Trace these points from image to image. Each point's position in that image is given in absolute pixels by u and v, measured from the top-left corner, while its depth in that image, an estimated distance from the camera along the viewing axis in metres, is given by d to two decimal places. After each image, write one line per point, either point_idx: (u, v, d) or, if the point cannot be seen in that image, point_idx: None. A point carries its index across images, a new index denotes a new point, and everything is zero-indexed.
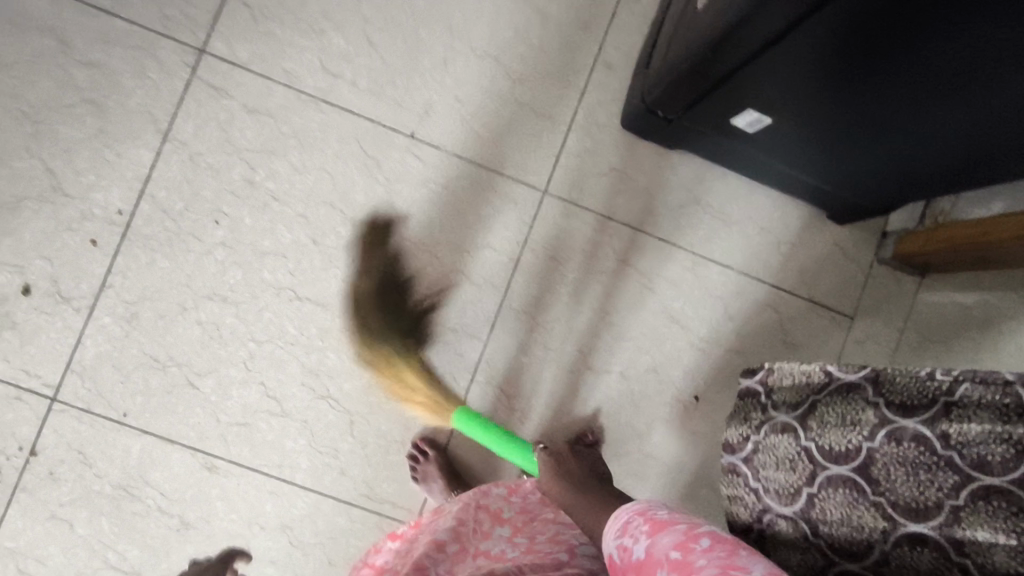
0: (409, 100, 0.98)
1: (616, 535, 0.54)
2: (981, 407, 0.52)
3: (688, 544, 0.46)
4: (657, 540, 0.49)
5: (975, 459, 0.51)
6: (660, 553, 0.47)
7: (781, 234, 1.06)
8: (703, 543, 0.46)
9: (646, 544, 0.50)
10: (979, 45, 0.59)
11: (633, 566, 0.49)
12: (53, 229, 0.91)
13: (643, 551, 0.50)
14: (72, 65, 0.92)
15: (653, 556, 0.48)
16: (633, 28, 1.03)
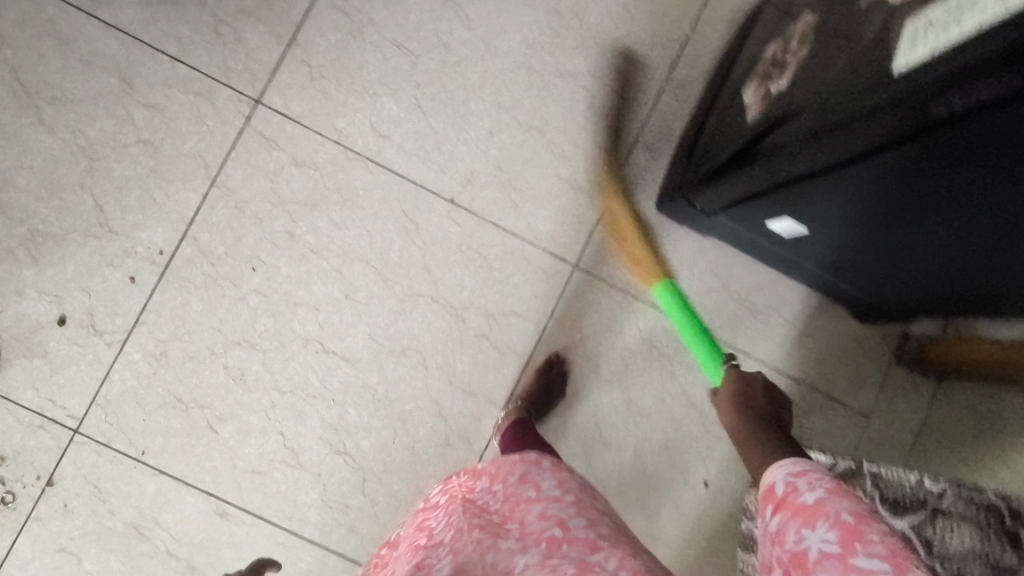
0: (453, 167, 1.00)
1: (789, 471, 0.54)
2: (963, 521, 0.71)
3: (861, 523, 0.47)
4: (835, 497, 0.49)
5: (954, 569, 0.70)
6: (830, 508, 0.49)
7: (805, 326, 1.06)
8: (881, 527, 0.47)
9: (818, 495, 0.50)
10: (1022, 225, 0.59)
11: (797, 505, 0.50)
12: (96, 263, 0.93)
13: (813, 498, 0.50)
14: (133, 107, 0.95)
15: (824, 510, 0.49)
16: (676, 112, 1.04)
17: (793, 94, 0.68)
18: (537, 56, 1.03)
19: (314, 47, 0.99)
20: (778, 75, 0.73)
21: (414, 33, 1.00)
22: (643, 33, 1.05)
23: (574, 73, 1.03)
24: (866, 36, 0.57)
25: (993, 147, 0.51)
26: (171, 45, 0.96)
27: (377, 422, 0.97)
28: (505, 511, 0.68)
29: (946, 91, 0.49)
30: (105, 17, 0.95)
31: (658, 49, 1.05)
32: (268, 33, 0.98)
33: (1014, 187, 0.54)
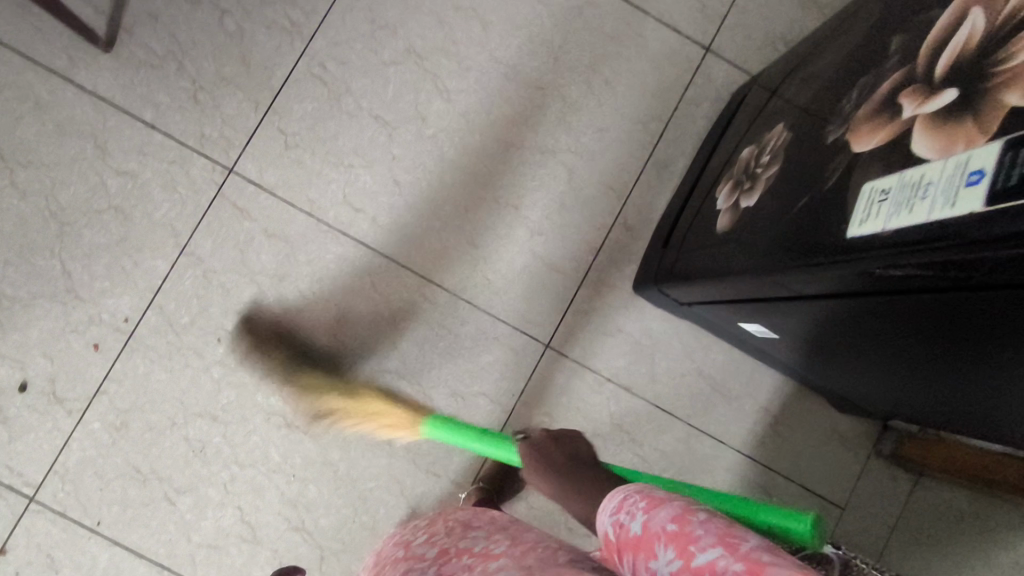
0: (427, 242, 0.99)
1: (610, 511, 0.56)
2: None
3: (685, 518, 0.50)
4: (653, 514, 0.51)
5: None
6: (657, 525, 0.50)
7: (781, 414, 1.03)
8: (700, 517, 0.50)
9: (642, 520, 0.52)
10: (1001, 368, 0.54)
11: (630, 542, 0.52)
12: (61, 329, 0.93)
13: (640, 525, 0.52)
14: (106, 174, 0.95)
15: (651, 531, 0.50)
16: (657, 193, 1.03)
17: (758, 218, 0.65)
18: (517, 132, 1.02)
19: (292, 116, 0.98)
20: (747, 191, 0.70)
21: (392, 104, 0.99)
22: (626, 111, 1.03)
23: (553, 148, 1.02)
24: (827, 179, 0.54)
25: (938, 307, 0.47)
26: (147, 110, 0.96)
27: (338, 499, 0.96)
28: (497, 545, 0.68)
29: (884, 263, 0.44)
30: (82, 81, 0.95)
31: (639, 127, 1.03)
32: (246, 101, 0.97)
33: (984, 338, 0.49)
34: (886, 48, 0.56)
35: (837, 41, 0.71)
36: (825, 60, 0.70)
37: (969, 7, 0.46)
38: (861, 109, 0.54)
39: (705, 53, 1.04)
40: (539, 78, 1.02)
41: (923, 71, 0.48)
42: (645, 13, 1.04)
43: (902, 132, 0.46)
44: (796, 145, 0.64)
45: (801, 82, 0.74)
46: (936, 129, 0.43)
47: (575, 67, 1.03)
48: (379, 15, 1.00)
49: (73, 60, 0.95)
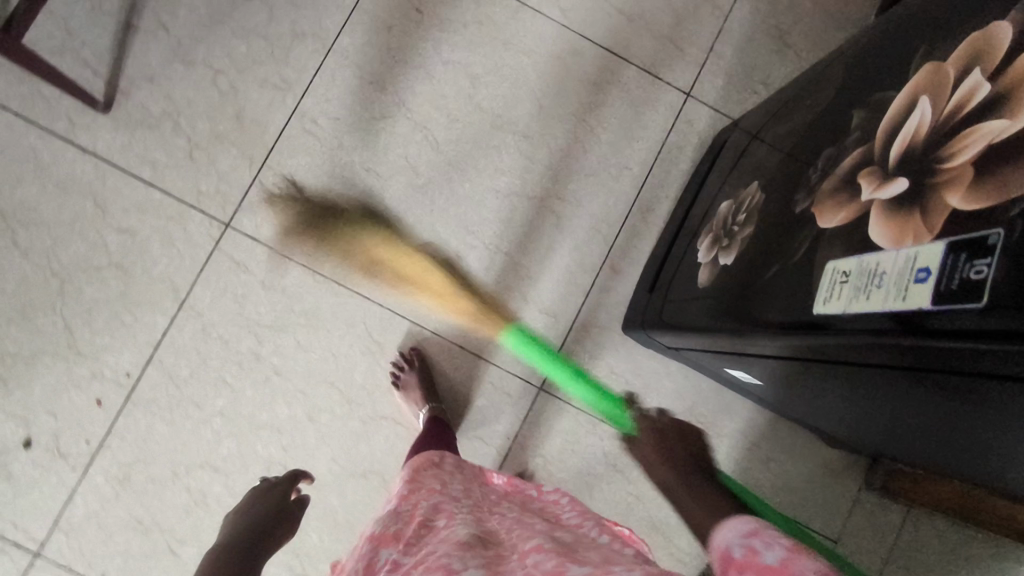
0: (420, 290, 1.02)
1: (741, 533, 0.53)
2: None
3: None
4: (798, 557, 0.46)
5: None
6: (797, 568, 0.45)
7: (771, 450, 1.05)
8: None
9: (781, 556, 0.48)
10: (968, 433, 0.56)
11: (759, 569, 0.48)
12: (63, 386, 0.96)
13: (776, 559, 0.48)
14: (105, 232, 0.98)
15: (786, 568, 0.46)
16: (642, 236, 1.05)
17: (736, 278, 0.68)
18: (505, 181, 1.05)
19: (286, 171, 1.01)
20: (725, 248, 0.73)
21: (383, 157, 1.03)
22: (611, 157, 1.06)
23: (541, 194, 1.05)
24: (796, 251, 0.57)
25: (900, 383, 0.49)
26: (145, 168, 0.98)
27: (337, 546, 0.97)
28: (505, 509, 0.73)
29: (846, 345, 0.46)
30: (81, 143, 0.98)
31: (624, 172, 1.06)
32: (241, 157, 1.00)
33: (949, 409, 0.52)
34: (847, 122, 0.59)
35: (805, 102, 0.73)
36: (794, 121, 0.73)
37: (921, 97, 0.49)
38: (826, 183, 0.57)
39: (686, 98, 1.07)
40: (525, 128, 1.05)
41: (880, 154, 0.51)
42: (627, 62, 1.07)
43: (861, 214, 0.49)
44: (768, 208, 0.67)
45: (772, 140, 0.77)
46: (889, 217, 0.45)
47: (559, 115, 1.06)
48: (369, 70, 1.03)
49: (73, 122, 0.98)
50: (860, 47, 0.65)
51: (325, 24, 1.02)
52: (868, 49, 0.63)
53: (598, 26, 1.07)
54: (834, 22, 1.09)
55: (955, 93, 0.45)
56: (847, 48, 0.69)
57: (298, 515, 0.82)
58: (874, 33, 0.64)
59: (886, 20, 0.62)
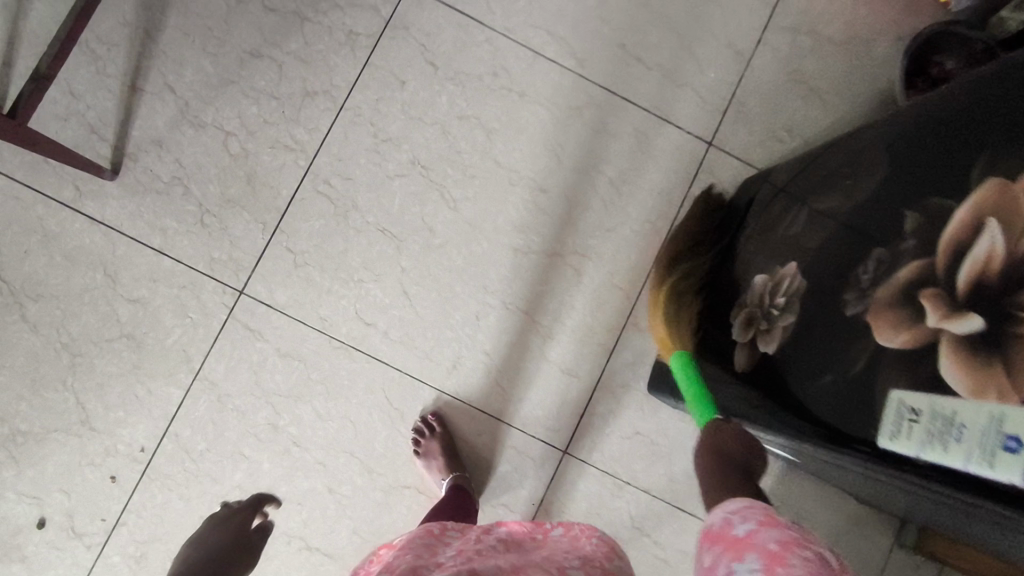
0: (440, 353, 0.99)
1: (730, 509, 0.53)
2: None
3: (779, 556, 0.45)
4: (763, 529, 0.48)
5: None
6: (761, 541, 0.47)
7: (797, 506, 1.04)
8: (808, 551, 0.44)
9: (750, 527, 0.50)
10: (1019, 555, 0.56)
11: (728, 541, 0.50)
12: (77, 462, 0.93)
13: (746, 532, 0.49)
14: (116, 302, 0.95)
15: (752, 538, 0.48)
16: None
17: (784, 372, 0.65)
18: (526, 238, 1.01)
19: (299, 234, 0.97)
20: (765, 334, 0.70)
21: (399, 217, 0.99)
22: (634, 211, 1.03)
23: (563, 252, 1.01)
24: (852, 363, 0.54)
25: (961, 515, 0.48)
26: (154, 236, 0.95)
27: None
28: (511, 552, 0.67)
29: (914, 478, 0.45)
30: (88, 211, 0.95)
31: (646, 226, 1.02)
32: (253, 222, 0.96)
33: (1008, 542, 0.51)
34: (901, 222, 0.56)
35: (845, 175, 0.70)
36: (831, 198, 0.70)
37: (988, 219, 0.45)
38: (881, 287, 0.54)
39: (708, 149, 1.04)
40: (544, 183, 1.02)
41: (945, 273, 0.48)
42: (646, 112, 1.04)
43: (928, 344, 0.46)
44: (813, 299, 0.64)
45: (805, 214, 0.74)
46: (964, 358, 0.43)
47: (580, 168, 1.02)
48: (381, 128, 0.99)
49: (80, 189, 0.95)
50: (899, 131, 0.62)
51: (336, 82, 0.99)
52: (909, 138, 0.60)
53: (616, 76, 1.04)
54: (855, 66, 1.07)
55: None
56: (883, 127, 0.66)
57: (259, 542, 0.81)
58: (912, 119, 0.61)
59: (927, 105, 0.60)
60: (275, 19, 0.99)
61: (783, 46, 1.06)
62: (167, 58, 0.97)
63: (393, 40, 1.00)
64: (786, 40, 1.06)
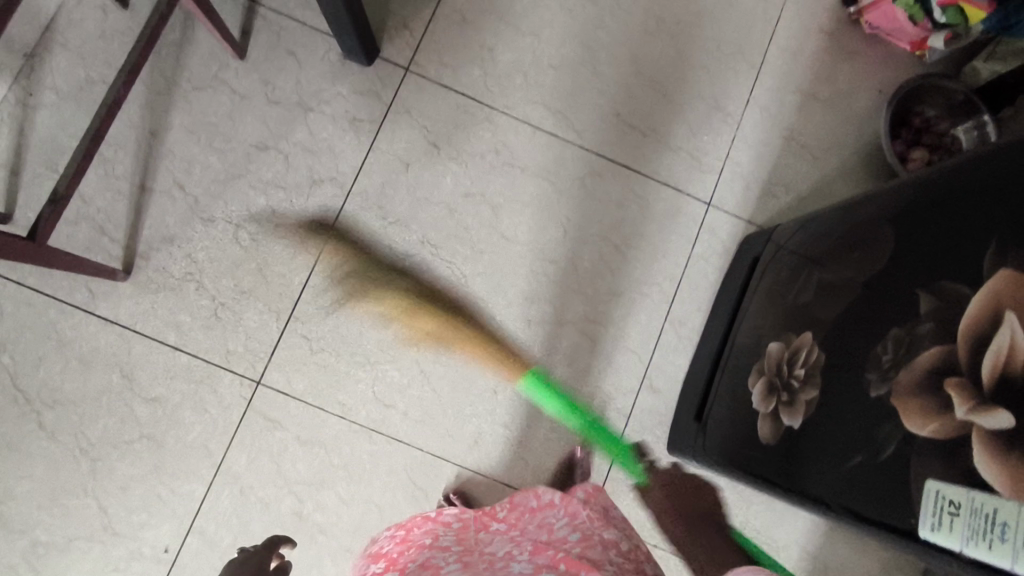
0: (461, 429, 0.99)
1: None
2: None
3: None
4: None
5: None
6: None
7: (831, 560, 1.01)
8: None
9: None
10: None
11: None
12: (100, 569, 0.92)
13: None
14: (133, 401, 0.94)
15: None
16: (680, 350, 1.03)
17: (814, 449, 0.66)
18: (536, 308, 1.02)
19: (314, 320, 0.98)
20: (788, 407, 0.72)
21: (411, 296, 1.00)
22: (641, 274, 1.05)
23: (575, 319, 1.03)
24: (884, 447, 0.56)
25: None
26: (170, 332, 0.95)
27: None
28: (516, 519, 0.82)
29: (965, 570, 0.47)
30: (102, 312, 0.95)
31: (654, 288, 1.04)
32: (267, 311, 0.97)
33: None
34: (919, 301, 0.58)
35: (853, 247, 0.72)
36: (843, 270, 0.72)
37: (1006, 313, 0.48)
38: (905, 371, 0.56)
39: (707, 208, 1.07)
40: (552, 254, 1.03)
41: (967, 362, 0.50)
42: (647, 177, 1.07)
43: (963, 435, 0.49)
44: (837, 376, 0.65)
45: (816, 281, 0.77)
46: (1006, 450, 0.45)
47: (584, 236, 1.04)
48: (389, 211, 1.01)
49: (93, 291, 0.95)
50: (905, 208, 0.65)
51: (342, 168, 1.01)
52: (920, 215, 0.63)
53: (615, 144, 1.07)
54: (840, 121, 1.11)
55: None
56: (885, 201, 0.69)
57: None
58: (917, 197, 0.64)
59: (932, 185, 0.63)
60: (280, 111, 1.01)
61: (770, 104, 1.10)
62: (175, 157, 0.98)
63: (395, 124, 1.03)
64: (772, 100, 1.10)
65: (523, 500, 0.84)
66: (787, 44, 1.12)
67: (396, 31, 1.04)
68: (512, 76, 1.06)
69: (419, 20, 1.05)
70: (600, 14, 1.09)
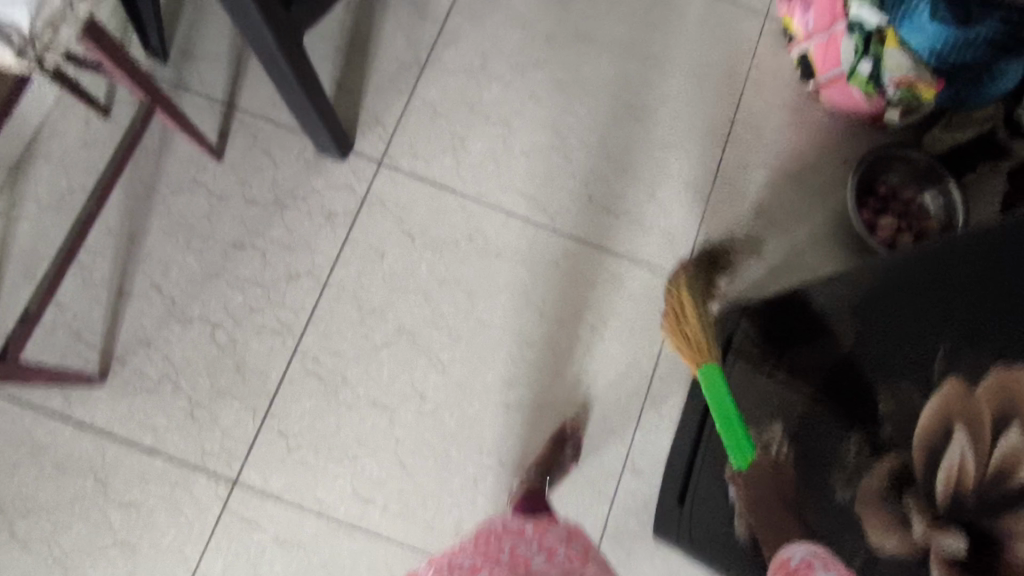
0: (442, 522, 0.97)
1: (806, 549, 0.58)
2: None
3: None
4: None
5: None
6: None
7: None
8: None
9: None
10: None
11: None
12: None
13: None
14: (108, 508, 0.93)
15: None
16: (660, 429, 1.03)
17: None
18: (515, 392, 1.02)
19: (291, 416, 0.98)
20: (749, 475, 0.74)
21: (388, 387, 1.00)
22: (619, 354, 1.05)
23: (555, 402, 1.02)
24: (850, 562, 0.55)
25: None
26: (146, 435, 0.95)
27: None
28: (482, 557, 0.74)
29: None
30: (78, 417, 0.95)
31: (633, 367, 1.04)
32: (244, 408, 0.97)
33: None
34: (886, 404, 0.58)
35: (818, 329, 0.72)
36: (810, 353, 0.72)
37: (955, 429, 0.51)
38: (870, 478, 0.58)
39: None
40: (529, 336, 1.04)
41: (923, 473, 0.53)
42: (620, 257, 1.08)
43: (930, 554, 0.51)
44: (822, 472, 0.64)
45: (781, 367, 0.76)
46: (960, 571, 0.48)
47: (561, 316, 1.05)
48: (365, 302, 1.02)
49: (68, 398, 0.95)
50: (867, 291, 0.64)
51: (318, 261, 1.03)
52: (881, 304, 0.62)
53: (587, 226, 1.09)
54: (809, 193, 1.13)
55: (994, 449, 0.48)
56: (839, 288, 0.69)
57: None
58: (875, 280, 0.63)
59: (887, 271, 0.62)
60: (255, 210, 1.03)
61: (736, 179, 1.13)
62: (152, 260, 1.01)
63: (370, 216, 1.05)
64: (739, 175, 1.13)
65: (488, 531, 0.81)
66: (751, 121, 1.15)
67: (369, 125, 1.08)
68: (483, 163, 1.09)
69: (391, 114, 1.08)
70: (568, 100, 1.12)
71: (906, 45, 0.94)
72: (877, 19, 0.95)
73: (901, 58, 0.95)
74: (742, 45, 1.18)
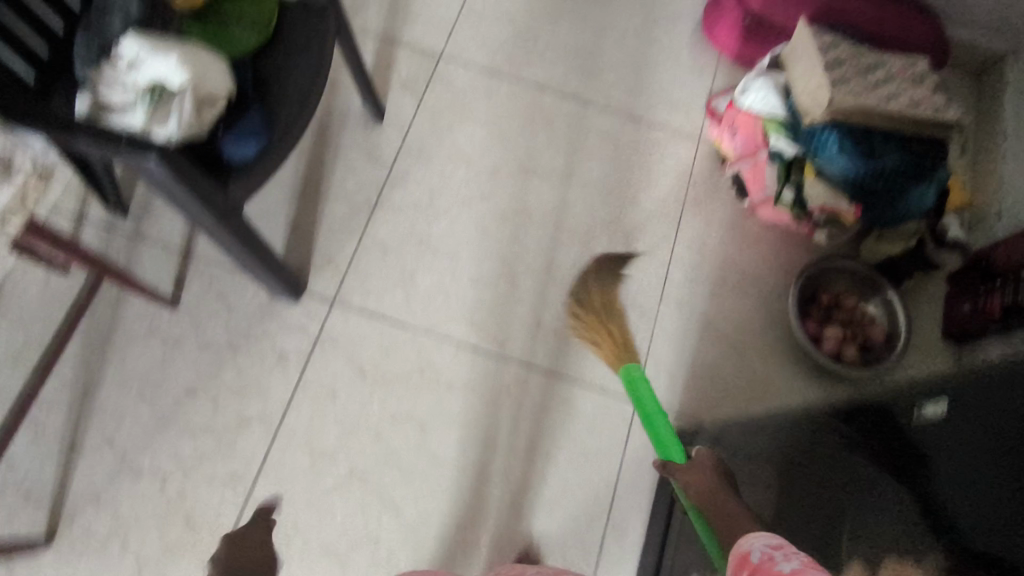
0: None
1: (766, 543, 0.55)
2: None
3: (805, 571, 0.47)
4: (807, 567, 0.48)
5: None
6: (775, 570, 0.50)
7: None
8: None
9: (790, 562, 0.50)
10: None
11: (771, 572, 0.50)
12: None
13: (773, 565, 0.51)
14: None
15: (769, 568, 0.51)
16: (620, 561, 1.01)
17: None
18: (471, 530, 1.00)
19: None
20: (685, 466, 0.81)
21: (341, 533, 0.99)
22: (575, 484, 1.04)
23: (512, 539, 1.01)
24: None
25: None
26: None
27: None
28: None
29: None
30: None
31: (590, 496, 1.04)
32: (193, 563, 0.95)
33: None
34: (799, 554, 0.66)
35: (769, 458, 0.81)
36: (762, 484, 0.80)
37: None
38: None
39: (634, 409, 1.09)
40: (484, 470, 1.03)
41: None
42: (572, 381, 1.09)
43: None
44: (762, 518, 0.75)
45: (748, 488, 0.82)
46: None
47: (516, 446, 1.05)
48: (317, 444, 1.03)
49: (12, 566, 0.93)
50: (821, 439, 0.73)
51: (271, 405, 1.04)
52: (828, 456, 0.70)
53: (538, 352, 1.10)
54: (757, 305, 1.16)
55: None
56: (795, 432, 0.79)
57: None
58: (834, 433, 0.72)
59: (845, 431, 0.71)
60: (209, 356, 1.05)
61: (683, 296, 1.16)
62: (106, 413, 1.01)
63: (322, 355, 1.07)
64: (684, 292, 1.16)
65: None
66: (692, 239, 1.20)
67: (321, 266, 1.12)
68: (434, 295, 1.12)
69: (343, 254, 1.13)
70: (514, 228, 1.18)
71: (822, 175, 0.99)
72: (794, 151, 1.01)
73: (820, 186, 0.99)
74: (678, 168, 1.24)
